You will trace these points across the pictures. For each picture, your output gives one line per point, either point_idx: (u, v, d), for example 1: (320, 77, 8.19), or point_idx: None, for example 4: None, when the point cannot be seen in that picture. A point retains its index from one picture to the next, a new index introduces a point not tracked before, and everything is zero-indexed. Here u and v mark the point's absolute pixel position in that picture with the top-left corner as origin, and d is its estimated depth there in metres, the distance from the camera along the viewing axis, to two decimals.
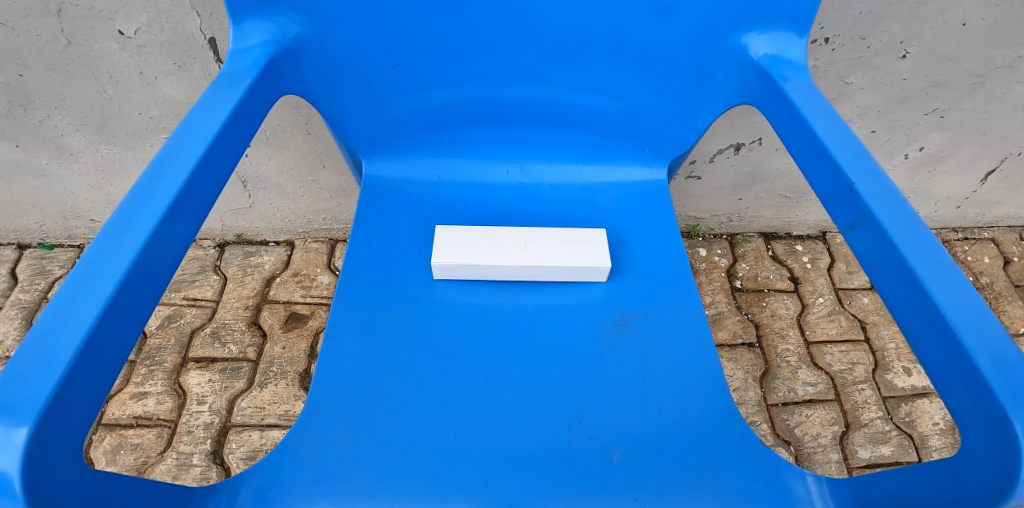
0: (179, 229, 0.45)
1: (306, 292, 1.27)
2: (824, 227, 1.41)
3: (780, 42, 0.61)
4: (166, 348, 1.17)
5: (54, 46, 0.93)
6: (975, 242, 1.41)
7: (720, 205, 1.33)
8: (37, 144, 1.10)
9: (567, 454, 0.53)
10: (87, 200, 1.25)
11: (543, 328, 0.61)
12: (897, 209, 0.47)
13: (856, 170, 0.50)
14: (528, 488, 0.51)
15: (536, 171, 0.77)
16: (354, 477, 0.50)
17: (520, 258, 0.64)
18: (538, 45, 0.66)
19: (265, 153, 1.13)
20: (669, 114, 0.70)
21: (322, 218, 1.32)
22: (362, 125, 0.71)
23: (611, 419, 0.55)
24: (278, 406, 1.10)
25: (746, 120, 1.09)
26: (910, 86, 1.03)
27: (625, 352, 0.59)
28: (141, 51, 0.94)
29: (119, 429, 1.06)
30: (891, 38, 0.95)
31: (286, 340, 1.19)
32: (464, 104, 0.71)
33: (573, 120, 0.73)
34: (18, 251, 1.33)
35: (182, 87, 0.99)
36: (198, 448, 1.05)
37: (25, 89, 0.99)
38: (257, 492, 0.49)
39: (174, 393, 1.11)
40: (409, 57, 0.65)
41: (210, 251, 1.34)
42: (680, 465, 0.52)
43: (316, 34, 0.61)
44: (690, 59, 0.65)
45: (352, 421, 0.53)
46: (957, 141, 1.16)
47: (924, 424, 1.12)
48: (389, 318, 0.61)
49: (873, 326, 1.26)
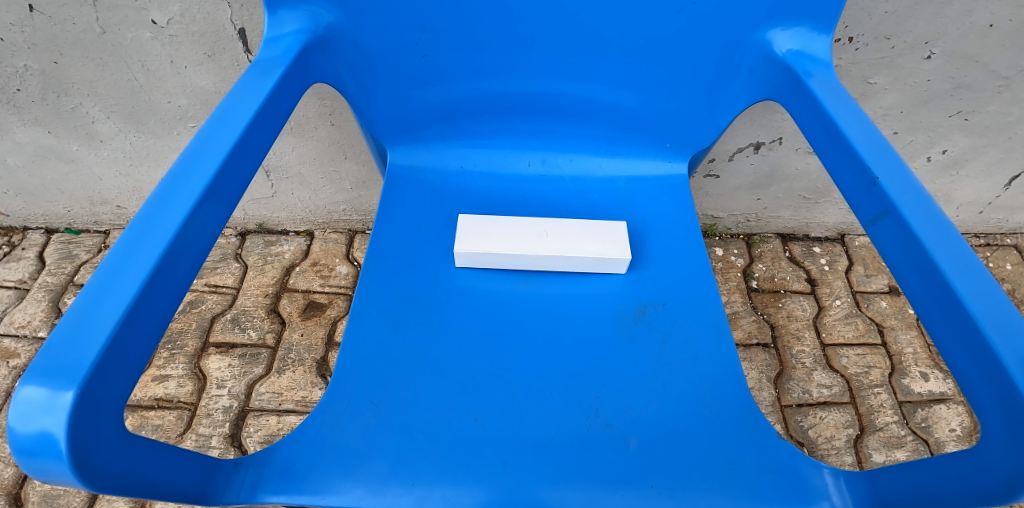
0: (215, 209, 0.46)
1: (324, 281, 1.30)
2: (843, 230, 1.40)
3: (804, 38, 0.62)
4: (188, 332, 1.20)
5: (89, 35, 0.95)
6: (997, 248, 1.39)
7: (738, 204, 1.33)
8: (69, 130, 1.13)
9: (584, 439, 0.54)
10: (114, 187, 1.28)
11: (562, 316, 0.62)
12: (920, 204, 0.47)
13: (880, 164, 0.50)
14: (545, 472, 0.52)
15: (556, 163, 0.78)
16: (376, 457, 0.52)
17: (540, 249, 0.65)
18: (563, 39, 0.66)
19: (289, 143, 1.16)
20: (691, 109, 0.70)
21: (341, 208, 1.34)
22: (388, 115, 0.72)
23: (628, 407, 0.56)
24: (295, 392, 1.12)
25: (767, 119, 1.09)
26: (934, 87, 1.03)
27: (643, 342, 0.60)
28: (172, 41, 0.96)
29: (141, 410, 1.09)
30: (916, 39, 0.94)
31: (305, 327, 1.21)
32: (489, 96, 0.72)
33: (594, 114, 0.73)
34: (46, 235, 1.36)
35: (211, 77, 1.02)
36: (217, 431, 1.07)
37: (59, 76, 1.02)
38: (283, 467, 0.50)
39: (195, 376, 1.14)
40: (436, 49, 0.67)
41: (232, 239, 1.37)
42: (697, 454, 0.53)
43: (347, 24, 0.62)
44: (714, 54, 0.65)
45: (375, 401, 0.55)
46: (980, 144, 1.15)
47: (941, 430, 1.11)
48: (411, 303, 0.62)
49: (891, 330, 1.25)
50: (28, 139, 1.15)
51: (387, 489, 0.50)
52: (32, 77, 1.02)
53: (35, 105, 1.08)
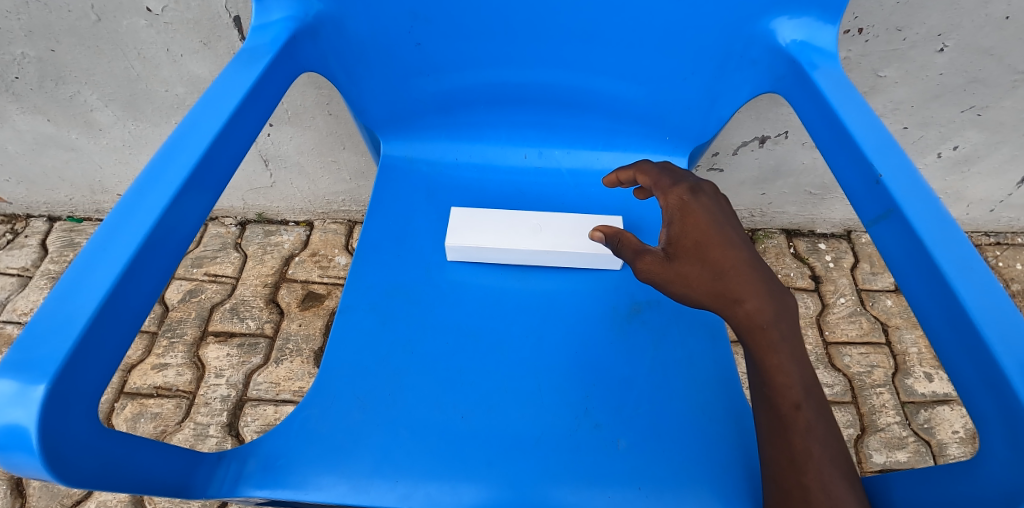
0: (196, 200, 0.45)
1: (323, 272, 1.29)
2: (850, 226, 1.37)
3: (810, 28, 0.59)
4: (187, 321, 1.20)
5: (85, 22, 0.94)
6: (1006, 247, 1.37)
7: (742, 199, 1.30)
8: (68, 118, 1.13)
9: (574, 439, 0.53)
10: (114, 175, 1.27)
11: (555, 312, 0.61)
12: (924, 203, 0.45)
13: (883, 161, 0.48)
14: (533, 473, 0.51)
15: (553, 155, 0.76)
16: (361, 453, 0.51)
17: (532, 243, 0.64)
18: (559, 28, 0.65)
19: (287, 132, 1.14)
20: (693, 101, 0.68)
21: (341, 199, 1.33)
22: (381, 106, 0.71)
23: (619, 407, 0.54)
24: (292, 382, 1.13)
25: (773, 112, 1.06)
26: (947, 81, 1.00)
27: (637, 342, 0.59)
28: (167, 29, 0.95)
29: (140, 398, 1.10)
30: (929, 31, 0.92)
31: (303, 318, 1.21)
32: (484, 88, 0.70)
33: (593, 105, 0.72)
34: (48, 223, 1.37)
35: (207, 65, 1.01)
36: (215, 420, 1.08)
37: (57, 64, 1.02)
38: (267, 461, 0.50)
39: (193, 365, 1.14)
40: (429, 37, 0.65)
41: (232, 228, 1.36)
42: (688, 456, 0.52)
43: (337, 11, 0.61)
44: (716, 44, 0.63)
45: (360, 396, 0.54)
46: (994, 141, 1.12)
47: (943, 432, 1.09)
48: (401, 298, 0.61)
49: (896, 329, 1.23)
50: (27, 126, 1.14)
51: (371, 486, 0.49)
52: (29, 64, 1.02)
53: (33, 93, 1.07)
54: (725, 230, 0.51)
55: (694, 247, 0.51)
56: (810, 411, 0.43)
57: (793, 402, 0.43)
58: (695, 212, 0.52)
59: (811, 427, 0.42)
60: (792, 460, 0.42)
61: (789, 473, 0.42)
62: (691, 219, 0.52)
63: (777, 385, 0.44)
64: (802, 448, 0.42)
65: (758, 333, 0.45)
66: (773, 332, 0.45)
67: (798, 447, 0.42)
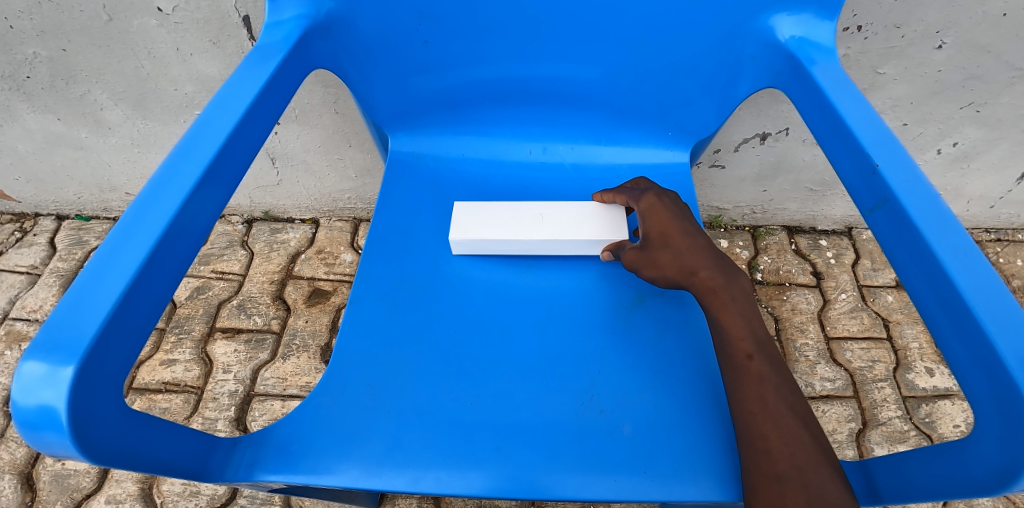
0: (214, 193, 0.47)
1: (329, 269, 1.30)
2: (851, 223, 1.38)
3: (808, 25, 0.61)
4: (195, 317, 1.21)
5: (96, 22, 0.96)
6: (1007, 244, 1.38)
7: (743, 195, 1.32)
8: (78, 117, 1.14)
9: (579, 425, 0.54)
10: (122, 174, 1.29)
11: (560, 302, 0.62)
12: (919, 192, 0.46)
13: (880, 152, 0.50)
14: (539, 457, 0.52)
15: (558, 150, 0.77)
16: (373, 439, 0.52)
17: (536, 232, 0.65)
18: (562, 26, 0.66)
19: (294, 130, 1.16)
20: (694, 96, 0.70)
21: (347, 197, 1.35)
22: (388, 102, 0.72)
23: (624, 394, 0.56)
24: (299, 377, 1.14)
25: (773, 109, 1.07)
26: (946, 77, 1.01)
27: (641, 331, 0.60)
28: (177, 28, 0.97)
29: (149, 394, 1.11)
30: (927, 28, 0.93)
31: (309, 314, 1.22)
32: (489, 84, 0.72)
33: (596, 101, 0.73)
34: (57, 221, 1.39)
35: (216, 64, 1.02)
36: (222, 415, 1.09)
37: (67, 64, 1.03)
38: (281, 446, 0.51)
39: (201, 361, 1.15)
40: (436, 35, 0.66)
41: (239, 226, 1.38)
42: (691, 440, 0.53)
43: (346, 10, 0.62)
44: (716, 41, 0.65)
45: (371, 384, 0.55)
46: (993, 137, 1.13)
47: (945, 426, 1.10)
48: (409, 289, 0.62)
49: (897, 324, 1.24)
50: (38, 125, 1.16)
51: (383, 470, 0.51)
52: (41, 63, 1.03)
53: (44, 92, 1.09)
54: (684, 223, 0.60)
55: (662, 238, 0.59)
56: (761, 360, 0.51)
57: (746, 352, 0.51)
58: (660, 213, 0.61)
59: (763, 376, 0.50)
60: (752, 410, 0.49)
61: (752, 421, 0.48)
62: (657, 216, 0.61)
63: (732, 338, 0.52)
64: (757, 396, 0.49)
65: (711, 297, 0.55)
66: (723, 295, 0.54)
67: (754, 395, 0.49)
